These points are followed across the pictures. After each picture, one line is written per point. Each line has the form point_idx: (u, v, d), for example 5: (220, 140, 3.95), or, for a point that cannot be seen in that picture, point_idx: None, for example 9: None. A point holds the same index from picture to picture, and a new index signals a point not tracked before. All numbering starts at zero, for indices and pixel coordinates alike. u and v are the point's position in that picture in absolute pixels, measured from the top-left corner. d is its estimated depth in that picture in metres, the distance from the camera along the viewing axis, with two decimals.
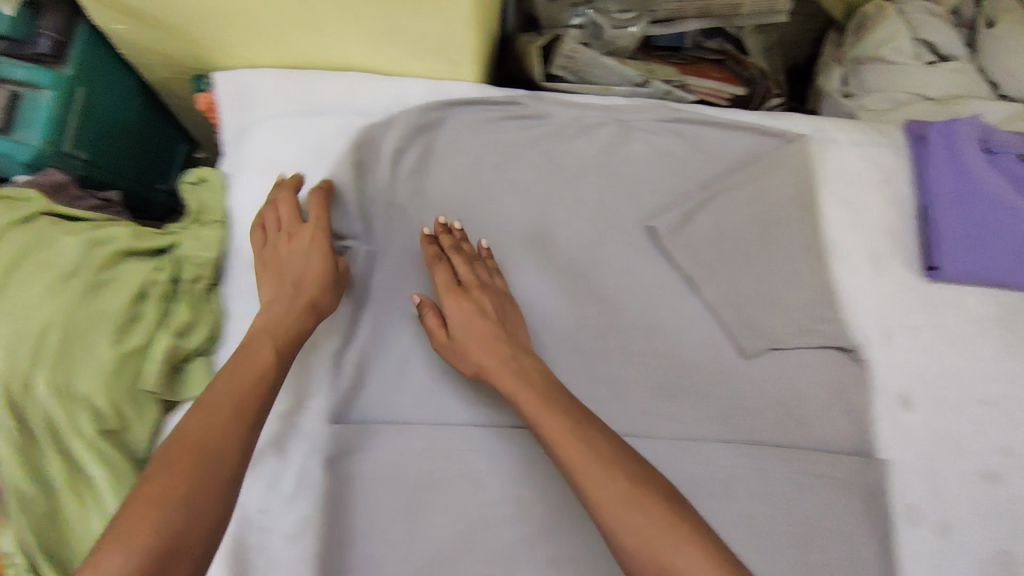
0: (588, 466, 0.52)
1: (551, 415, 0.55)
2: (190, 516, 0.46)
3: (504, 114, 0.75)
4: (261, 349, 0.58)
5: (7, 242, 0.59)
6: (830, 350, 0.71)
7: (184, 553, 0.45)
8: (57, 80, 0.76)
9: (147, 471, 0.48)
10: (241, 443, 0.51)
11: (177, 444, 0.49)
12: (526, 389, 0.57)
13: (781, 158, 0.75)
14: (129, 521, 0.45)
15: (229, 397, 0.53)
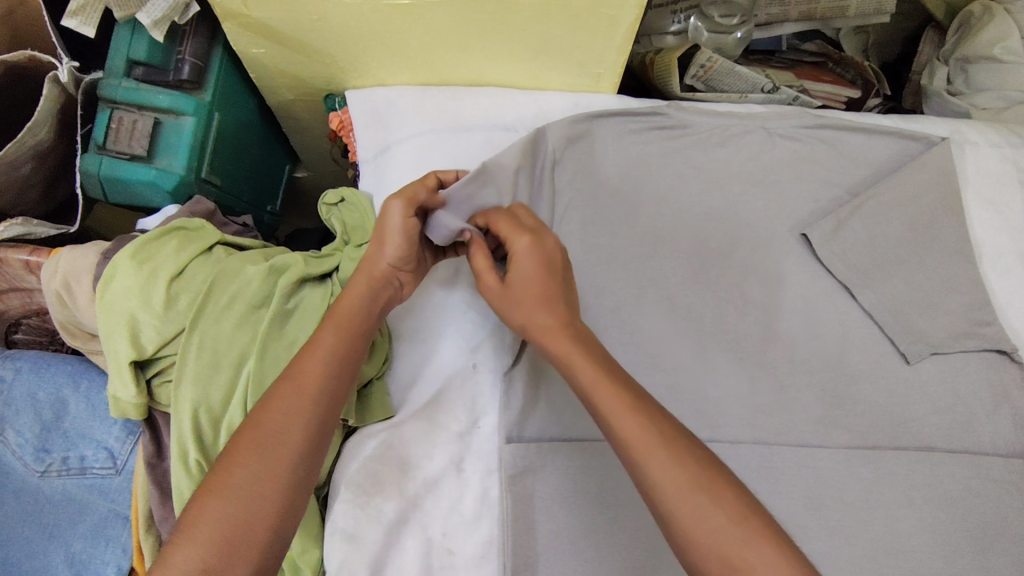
0: (646, 452, 0.48)
1: (617, 393, 0.50)
2: (257, 513, 0.49)
3: (648, 125, 0.74)
4: (325, 334, 0.55)
5: (195, 275, 0.59)
6: (992, 352, 0.71)
7: (247, 549, 0.48)
8: (197, 106, 0.75)
9: (218, 462, 0.51)
10: (301, 439, 0.52)
11: (241, 438, 0.51)
12: (583, 359, 0.52)
13: (926, 160, 0.75)
14: (201, 514, 0.48)
15: (288, 392, 0.52)
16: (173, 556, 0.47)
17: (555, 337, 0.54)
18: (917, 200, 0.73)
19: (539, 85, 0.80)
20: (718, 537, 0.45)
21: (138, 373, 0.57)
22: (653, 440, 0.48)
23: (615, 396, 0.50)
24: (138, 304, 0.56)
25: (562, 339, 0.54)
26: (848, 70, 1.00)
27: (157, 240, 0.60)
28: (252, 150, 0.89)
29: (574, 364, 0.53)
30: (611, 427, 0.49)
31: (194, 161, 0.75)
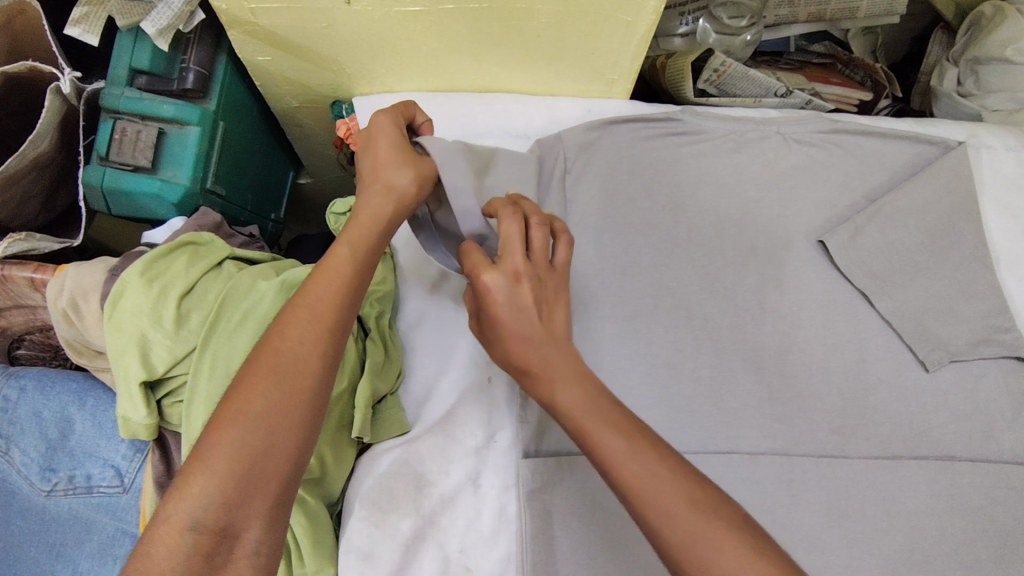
0: (633, 472, 0.44)
1: (593, 411, 0.47)
2: (276, 446, 0.46)
3: (661, 131, 0.75)
4: (340, 261, 0.52)
5: (205, 292, 0.58)
6: (1010, 359, 0.71)
7: (266, 484, 0.45)
8: (202, 115, 0.74)
9: (229, 388, 0.47)
10: (320, 367, 0.49)
11: (256, 364, 0.47)
12: (571, 392, 0.48)
13: (943, 165, 0.74)
14: (216, 444, 0.44)
15: (305, 319, 0.49)
16: (184, 492, 0.43)
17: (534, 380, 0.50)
18: (932, 206, 0.73)
19: (549, 91, 0.79)
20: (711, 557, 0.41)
21: (148, 395, 0.56)
22: (641, 457, 0.45)
23: (595, 414, 0.47)
24: (148, 323, 0.55)
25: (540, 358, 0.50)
26: (857, 71, 0.98)
27: (166, 256, 0.58)
28: (256, 158, 0.88)
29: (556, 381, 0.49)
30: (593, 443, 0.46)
31: (199, 171, 0.74)
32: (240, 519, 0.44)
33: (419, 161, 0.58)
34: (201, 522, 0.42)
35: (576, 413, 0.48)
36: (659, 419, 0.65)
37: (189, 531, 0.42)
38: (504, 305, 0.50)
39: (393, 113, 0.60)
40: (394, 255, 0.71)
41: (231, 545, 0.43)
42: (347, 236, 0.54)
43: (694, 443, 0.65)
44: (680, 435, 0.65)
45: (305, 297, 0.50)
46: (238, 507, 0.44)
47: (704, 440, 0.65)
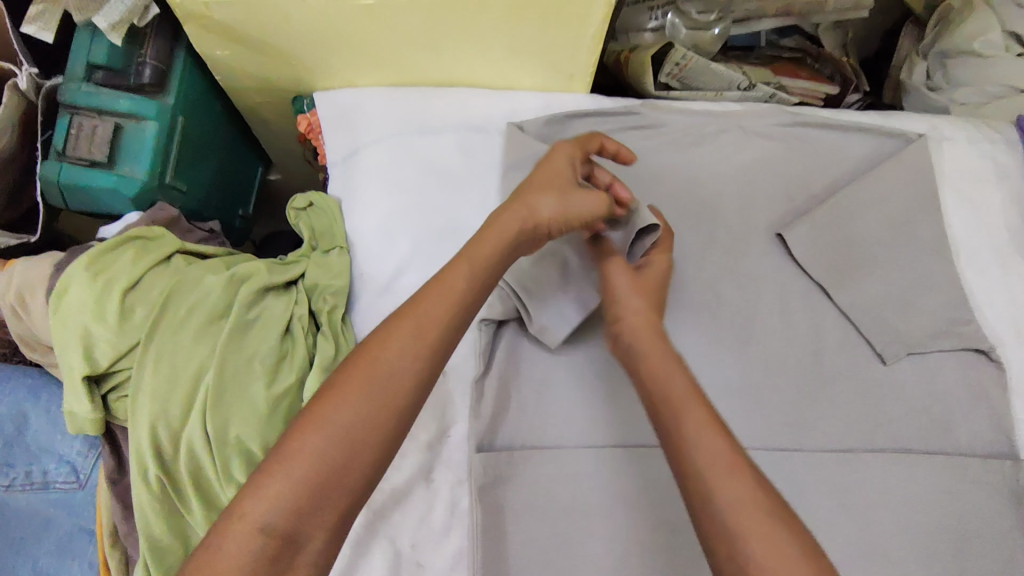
0: (717, 468, 0.44)
1: (721, 441, 0.45)
2: (353, 461, 0.44)
3: (621, 125, 0.75)
4: (460, 280, 0.51)
5: (152, 286, 0.57)
6: (969, 352, 0.70)
7: (336, 498, 0.44)
8: (160, 110, 0.74)
9: (317, 395, 0.46)
10: (414, 388, 0.47)
11: (349, 375, 0.46)
12: (694, 406, 0.47)
13: (904, 158, 0.74)
14: (298, 450, 0.44)
15: (409, 335, 0.48)
16: (260, 491, 0.43)
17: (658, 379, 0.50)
18: (890, 199, 0.73)
19: (510, 85, 0.78)
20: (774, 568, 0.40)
21: (93, 389, 0.56)
22: (733, 457, 0.45)
23: (695, 405, 0.47)
24: (93, 317, 0.55)
25: (672, 381, 0.49)
26: (825, 65, 0.99)
27: (114, 250, 0.58)
28: (220, 155, 0.88)
29: (643, 334, 0.54)
30: (677, 430, 0.46)
31: (157, 167, 0.74)
32: (308, 528, 0.43)
33: (581, 202, 0.56)
34: (270, 526, 0.42)
35: (675, 403, 0.48)
36: (614, 414, 0.65)
37: (257, 532, 0.42)
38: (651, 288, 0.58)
39: (571, 144, 0.61)
40: (351, 250, 0.71)
41: (297, 550, 0.43)
42: (472, 252, 0.53)
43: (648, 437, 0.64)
44: (634, 428, 0.64)
45: (428, 311, 0.49)
46: (307, 515, 0.43)
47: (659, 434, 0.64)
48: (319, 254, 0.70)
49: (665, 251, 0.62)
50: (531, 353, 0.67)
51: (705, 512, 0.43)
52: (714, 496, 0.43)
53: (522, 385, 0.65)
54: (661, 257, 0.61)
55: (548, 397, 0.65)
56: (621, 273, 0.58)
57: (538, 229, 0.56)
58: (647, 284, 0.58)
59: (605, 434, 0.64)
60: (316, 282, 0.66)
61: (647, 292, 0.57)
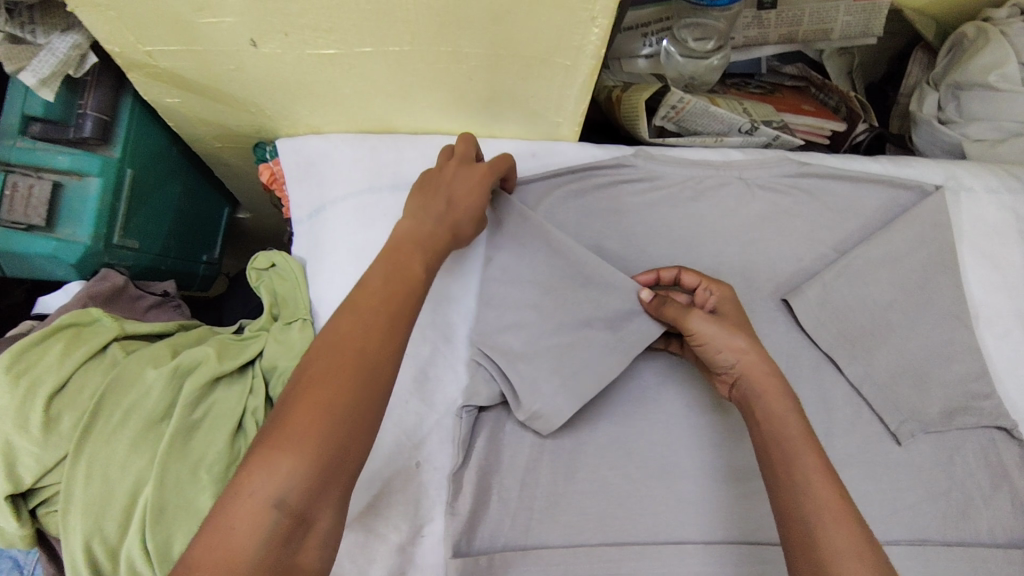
0: (824, 517, 0.43)
1: (829, 481, 0.44)
2: (359, 437, 0.41)
3: (613, 179, 0.68)
4: (413, 262, 0.51)
5: (84, 386, 0.51)
6: (989, 429, 0.65)
7: (344, 476, 0.40)
8: (104, 165, 0.67)
9: (307, 370, 0.42)
10: (396, 362, 0.45)
11: (340, 345, 0.43)
12: (803, 439, 0.47)
13: (920, 214, 0.68)
14: (303, 424, 0.40)
15: (388, 312, 0.46)
16: (265, 470, 0.38)
17: (768, 404, 0.50)
18: (904, 260, 0.68)
19: (492, 132, 0.71)
20: None
21: (18, 506, 0.49)
22: (840, 508, 0.43)
23: (807, 450, 0.46)
24: (12, 428, 0.48)
25: (782, 411, 0.49)
26: (831, 96, 0.91)
27: (39, 345, 0.51)
28: (179, 202, 0.81)
29: (756, 375, 0.52)
30: (789, 477, 0.46)
31: (102, 228, 0.67)
32: (318, 506, 0.39)
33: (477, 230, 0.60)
34: (284, 503, 0.37)
35: (788, 444, 0.47)
36: (604, 508, 0.59)
37: (268, 509, 0.37)
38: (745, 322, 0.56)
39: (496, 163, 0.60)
40: (315, 322, 0.65)
41: (306, 531, 0.38)
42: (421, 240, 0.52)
43: (643, 533, 0.59)
44: (627, 523, 0.59)
45: (394, 284, 0.48)
46: (319, 493, 0.39)
47: (654, 530, 0.59)
48: (280, 327, 0.64)
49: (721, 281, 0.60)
50: (513, 439, 0.61)
51: (811, 568, 0.41)
52: (820, 544, 0.42)
53: (503, 476, 0.60)
54: (721, 287, 0.59)
55: (533, 490, 0.59)
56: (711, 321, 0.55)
57: (460, 238, 0.57)
58: (737, 319, 0.56)
59: (596, 531, 0.58)
60: (275, 363, 0.60)
61: (743, 326, 0.55)
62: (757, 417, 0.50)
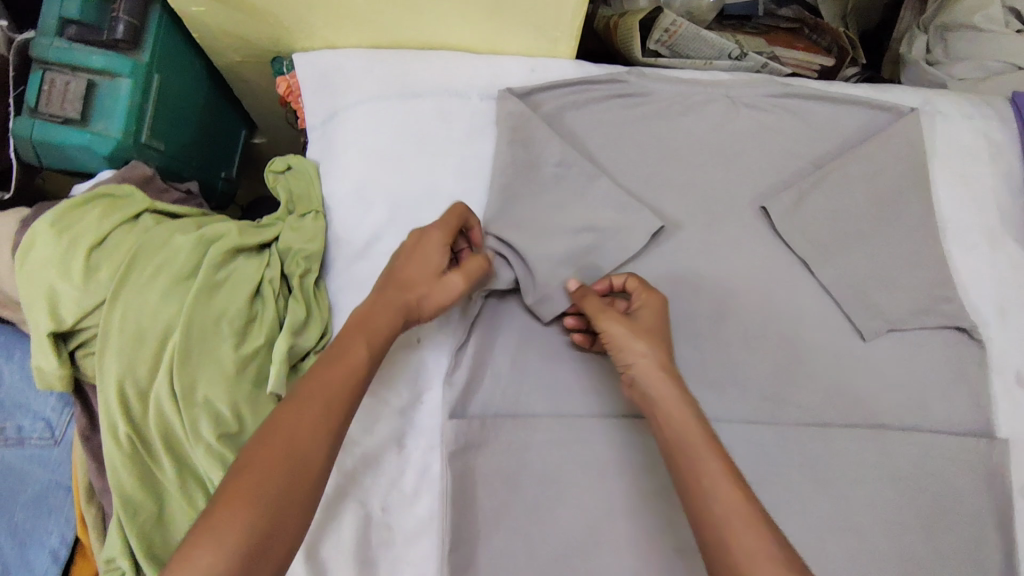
0: (755, 554, 0.43)
1: (732, 482, 0.47)
2: (280, 530, 0.44)
3: (608, 94, 0.73)
4: (355, 343, 0.53)
5: (117, 244, 0.56)
6: (949, 330, 0.70)
7: (265, 568, 0.43)
8: (135, 68, 0.72)
9: (240, 464, 0.46)
10: (325, 458, 0.48)
11: (271, 438, 0.46)
12: (706, 447, 0.49)
13: (895, 134, 0.73)
14: (227, 521, 0.43)
15: (324, 404, 0.49)
16: (190, 561, 0.41)
17: (674, 406, 0.51)
18: (880, 175, 0.72)
19: (495, 48, 0.76)
20: None
21: (60, 345, 0.55)
22: (745, 512, 0.45)
23: (708, 452, 0.49)
24: (57, 276, 0.54)
25: (686, 423, 0.50)
26: (824, 37, 0.94)
27: (81, 207, 0.57)
28: (200, 115, 0.86)
29: (655, 380, 0.53)
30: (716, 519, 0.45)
31: (131, 125, 0.72)
32: None
33: (444, 299, 0.59)
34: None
35: (706, 480, 0.47)
36: (586, 385, 0.65)
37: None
38: (662, 328, 0.58)
39: (447, 232, 0.60)
40: (326, 215, 0.70)
41: None
42: (366, 329, 0.55)
43: (622, 407, 0.65)
44: (608, 398, 0.65)
45: (337, 373, 0.51)
46: None
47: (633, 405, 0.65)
48: (294, 218, 0.69)
49: (651, 290, 0.61)
50: (507, 322, 0.66)
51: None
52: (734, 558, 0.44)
53: (497, 355, 0.65)
54: (652, 298, 0.60)
55: (523, 366, 0.65)
56: (621, 332, 0.56)
57: (412, 318, 0.58)
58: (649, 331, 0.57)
59: (579, 404, 0.65)
60: (291, 245, 0.65)
61: (652, 338, 0.56)
62: (659, 423, 0.52)
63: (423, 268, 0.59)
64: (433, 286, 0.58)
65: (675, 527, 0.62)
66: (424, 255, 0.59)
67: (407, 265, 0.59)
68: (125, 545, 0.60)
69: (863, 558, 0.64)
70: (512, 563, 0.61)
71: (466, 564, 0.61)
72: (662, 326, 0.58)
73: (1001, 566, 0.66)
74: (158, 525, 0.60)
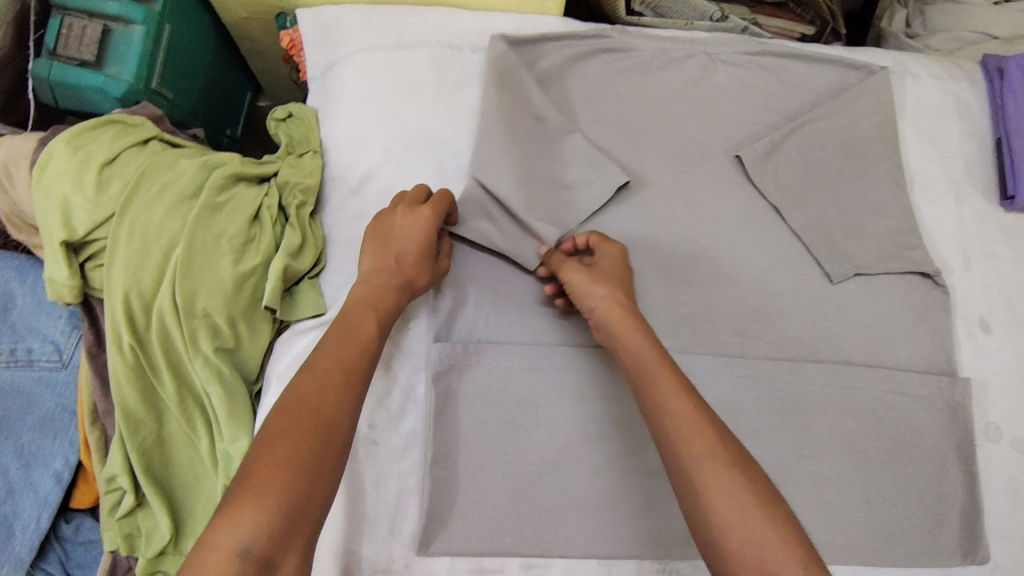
0: (706, 467, 0.48)
1: (687, 404, 0.52)
2: (315, 487, 0.47)
3: (592, 48, 0.77)
4: (365, 321, 0.58)
5: (125, 164, 0.60)
6: (914, 275, 0.73)
7: (304, 523, 0.46)
8: (147, 16, 0.76)
9: (268, 431, 0.49)
10: (348, 420, 0.52)
11: (301, 403, 0.50)
12: (664, 375, 0.54)
13: (864, 90, 0.77)
14: (265, 481, 0.46)
15: (339, 376, 0.53)
16: (234, 520, 0.44)
17: (631, 338, 0.57)
18: (848, 128, 0.76)
19: (487, 5, 0.80)
20: (732, 526, 0.47)
21: (71, 257, 0.59)
22: (700, 428, 0.50)
23: (663, 375, 0.54)
24: (70, 188, 0.58)
25: (648, 353, 0.56)
26: (807, 11, 0.97)
27: (93, 131, 0.61)
28: (208, 70, 0.90)
29: (615, 316, 0.59)
30: (671, 432, 0.51)
31: (143, 69, 0.76)
32: (280, 555, 0.44)
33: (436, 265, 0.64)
34: (248, 553, 0.43)
35: (665, 402, 0.52)
36: (564, 316, 0.69)
37: (234, 561, 0.43)
38: (623, 275, 0.64)
39: (437, 215, 0.63)
40: (323, 155, 0.74)
41: None
42: (377, 307, 0.59)
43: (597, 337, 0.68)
44: (583, 329, 0.69)
45: (347, 347, 0.55)
46: (280, 542, 0.44)
47: None
48: (293, 157, 0.73)
49: (611, 243, 0.66)
50: (492, 254, 0.70)
51: (685, 488, 0.49)
52: (686, 465, 0.49)
53: (481, 285, 0.69)
54: (612, 248, 0.65)
55: (504, 298, 0.69)
56: (593, 287, 0.61)
57: (416, 288, 0.62)
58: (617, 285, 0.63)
59: (555, 334, 0.68)
60: (288, 179, 0.69)
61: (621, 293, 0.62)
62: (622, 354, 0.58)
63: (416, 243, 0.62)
64: (428, 256, 0.62)
65: (647, 449, 0.65)
66: (408, 227, 0.62)
67: (398, 242, 0.62)
68: (124, 460, 0.65)
69: (827, 486, 0.66)
70: (490, 479, 0.64)
71: (446, 480, 0.63)
72: (624, 273, 0.64)
73: (963, 499, 0.68)
74: (154, 440, 0.65)
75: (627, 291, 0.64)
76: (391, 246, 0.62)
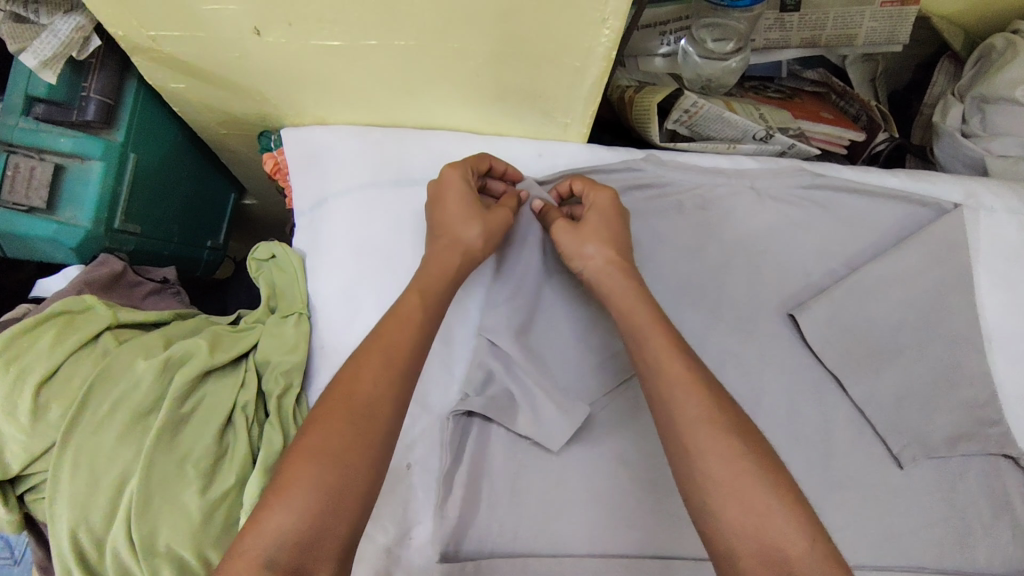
0: (697, 425, 0.44)
1: (677, 358, 0.48)
2: (349, 483, 0.43)
3: (624, 184, 0.66)
4: (407, 299, 0.53)
5: (74, 375, 0.52)
6: (993, 456, 0.64)
7: (340, 527, 0.42)
8: (107, 149, 0.66)
9: (305, 427, 0.45)
10: (390, 411, 0.46)
11: (335, 394, 0.46)
12: (658, 329, 0.50)
13: (936, 232, 0.66)
14: (295, 481, 0.42)
15: (381, 359, 0.48)
16: (260, 527, 0.41)
17: (634, 294, 0.54)
18: (920, 276, 0.65)
19: (499, 131, 0.70)
20: (727, 486, 0.42)
21: (6, 491, 0.50)
22: (690, 380, 0.47)
23: (654, 330, 0.51)
24: (2, 414, 0.49)
25: (632, 310, 0.53)
26: (852, 104, 0.88)
27: (34, 331, 0.52)
28: (184, 187, 0.80)
29: (608, 275, 0.56)
30: (660, 394, 0.47)
31: (103, 212, 0.66)
32: (312, 559, 0.40)
33: (496, 219, 0.58)
34: (275, 559, 0.39)
35: (658, 360, 0.48)
36: (595, 517, 0.58)
37: (261, 565, 0.39)
38: (618, 217, 0.59)
39: (466, 164, 0.60)
40: (311, 317, 0.64)
41: None
42: (418, 284, 0.54)
43: (633, 545, 0.58)
44: (618, 535, 0.58)
45: (386, 328, 0.50)
46: (310, 547, 0.41)
47: (644, 542, 0.58)
48: (276, 320, 0.63)
49: (599, 187, 0.61)
50: (509, 445, 0.60)
51: (676, 453, 0.45)
52: (677, 417, 0.45)
53: (493, 481, 0.59)
54: (601, 193, 0.60)
55: (523, 497, 0.59)
56: (562, 227, 0.59)
57: (473, 251, 0.57)
58: (592, 219, 0.59)
59: (585, 543, 0.58)
60: (269, 356, 0.60)
61: (596, 227, 0.58)
62: (620, 310, 0.54)
63: (463, 197, 0.58)
64: (479, 209, 0.58)
65: None
66: (456, 184, 0.58)
67: (445, 204, 0.58)
68: None
69: None
70: None
71: None
72: (619, 214, 0.60)
73: None
74: None
75: (621, 232, 0.59)
76: (441, 208, 0.58)
